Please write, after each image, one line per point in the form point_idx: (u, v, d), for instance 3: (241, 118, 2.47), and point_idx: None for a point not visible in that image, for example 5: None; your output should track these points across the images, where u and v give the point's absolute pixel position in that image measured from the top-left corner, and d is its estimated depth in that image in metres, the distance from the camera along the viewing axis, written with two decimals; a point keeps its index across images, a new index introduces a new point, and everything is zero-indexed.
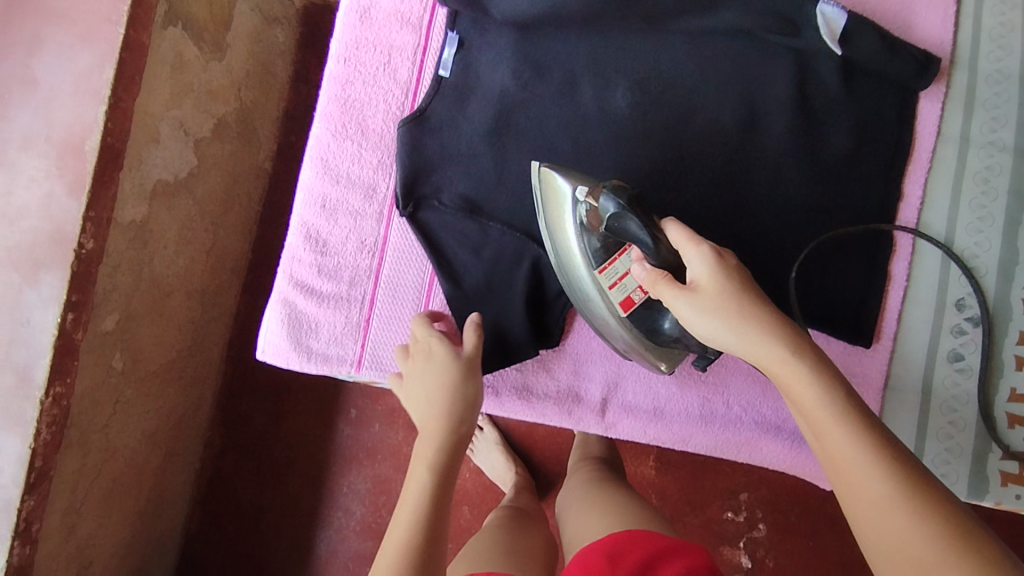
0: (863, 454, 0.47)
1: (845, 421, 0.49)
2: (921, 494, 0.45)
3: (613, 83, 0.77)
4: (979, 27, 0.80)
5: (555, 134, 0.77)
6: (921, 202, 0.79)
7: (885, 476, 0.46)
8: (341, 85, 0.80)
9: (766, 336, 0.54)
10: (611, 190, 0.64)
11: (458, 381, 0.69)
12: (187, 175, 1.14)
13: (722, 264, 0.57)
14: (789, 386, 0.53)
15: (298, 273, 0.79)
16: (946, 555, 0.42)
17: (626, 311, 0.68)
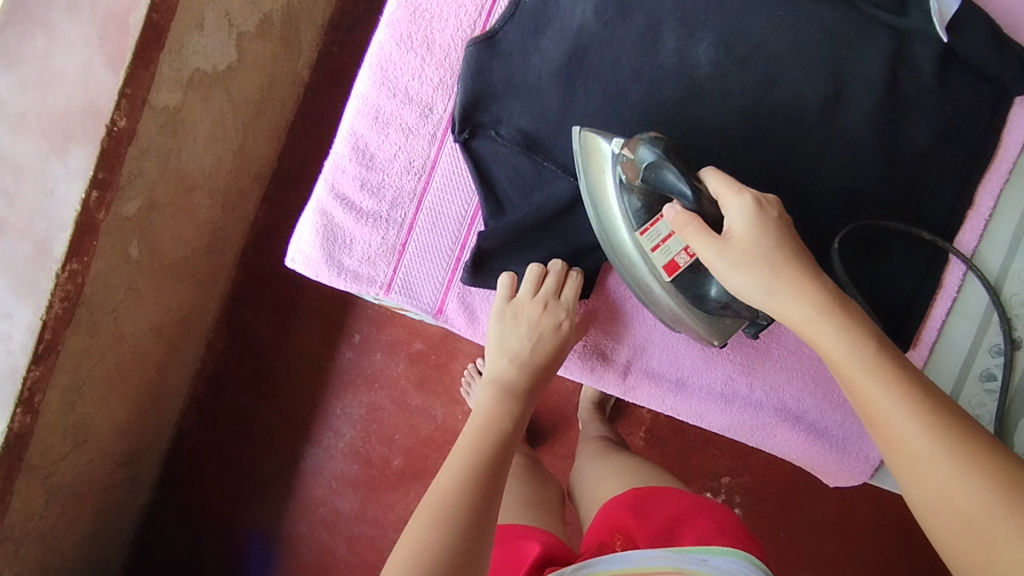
0: (900, 406, 0.49)
1: (879, 376, 0.50)
2: (960, 439, 0.47)
3: (698, 35, 0.72)
4: None
5: (627, 80, 0.72)
6: (989, 214, 0.74)
7: (925, 427, 0.47)
8: None
9: (801, 290, 0.54)
10: (649, 139, 0.62)
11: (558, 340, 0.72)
12: (225, 69, 1.09)
13: (760, 213, 0.57)
14: (819, 344, 0.53)
15: (340, 185, 0.76)
16: (992, 499, 0.44)
17: (670, 275, 0.65)
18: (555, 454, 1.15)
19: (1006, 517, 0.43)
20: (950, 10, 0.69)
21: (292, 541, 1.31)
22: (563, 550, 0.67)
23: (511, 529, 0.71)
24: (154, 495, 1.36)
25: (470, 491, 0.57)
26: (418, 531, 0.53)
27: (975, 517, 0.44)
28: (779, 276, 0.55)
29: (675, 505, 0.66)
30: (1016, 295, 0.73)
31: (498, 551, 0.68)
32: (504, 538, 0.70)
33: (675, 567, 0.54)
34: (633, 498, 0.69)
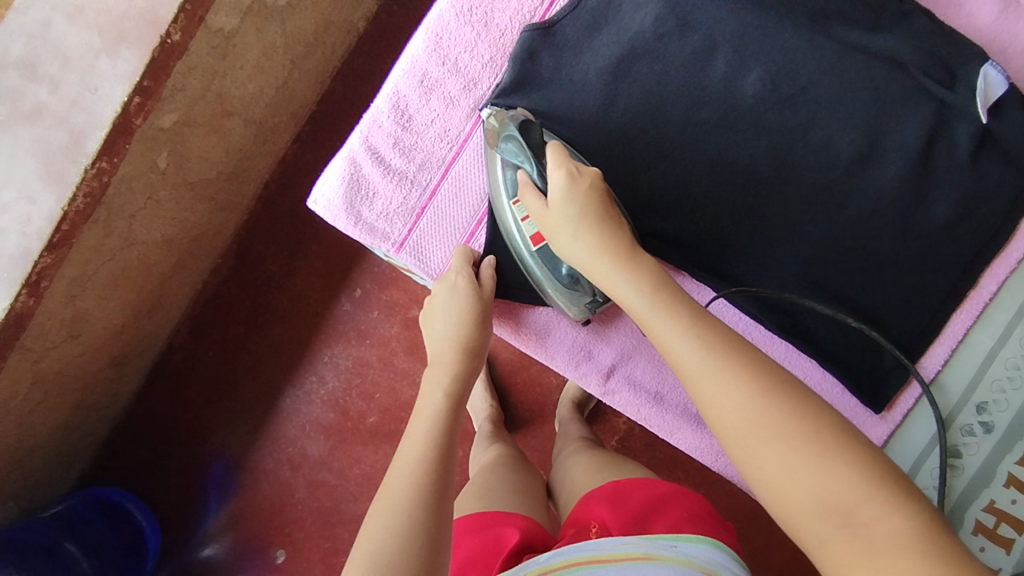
0: (679, 334, 0.52)
1: (658, 309, 0.55)
2: (734, 350, 0.51)
3: (748, 66, 0.73)
4: None
5: (670, 95, 0.74)
6: (989, 298, 0.75)
7: (702, 346, 0.51)
8: None
9: (608, 243, 0.60)
10: (511, 115, 0.69)
11: (476, 316, 0.70)
12: (285, 4, 1.11)
13: (574, 181, 0.62)
14: (617, 291, 0.58)
15: (373, 139, 0.77)
16: (753, 404, 0.48)
17: (535, 244, 0.71)
18: (525, 444, 1.17)
19: (764, 421, 0.47)
20: (996, 92, 0.70)
21: (257, 473, 1.34)
22: (540, 536, 0.68)
23: (487, 515, 0.72)
24: (135, 400, 1.39)
25: (422, 512, 0.51)
26: (375, 541, 0.49)
27: (744, 424, 0.48)
28: (586, 233, 0.61)
29: (648, 492, 0.67)
30: (995, 380, 0.75)
31: (475, 539, 0.68)
32: (481, 525, 0.70)
33: (646, 551, 0.55)
34: (610, 492, 0.69)
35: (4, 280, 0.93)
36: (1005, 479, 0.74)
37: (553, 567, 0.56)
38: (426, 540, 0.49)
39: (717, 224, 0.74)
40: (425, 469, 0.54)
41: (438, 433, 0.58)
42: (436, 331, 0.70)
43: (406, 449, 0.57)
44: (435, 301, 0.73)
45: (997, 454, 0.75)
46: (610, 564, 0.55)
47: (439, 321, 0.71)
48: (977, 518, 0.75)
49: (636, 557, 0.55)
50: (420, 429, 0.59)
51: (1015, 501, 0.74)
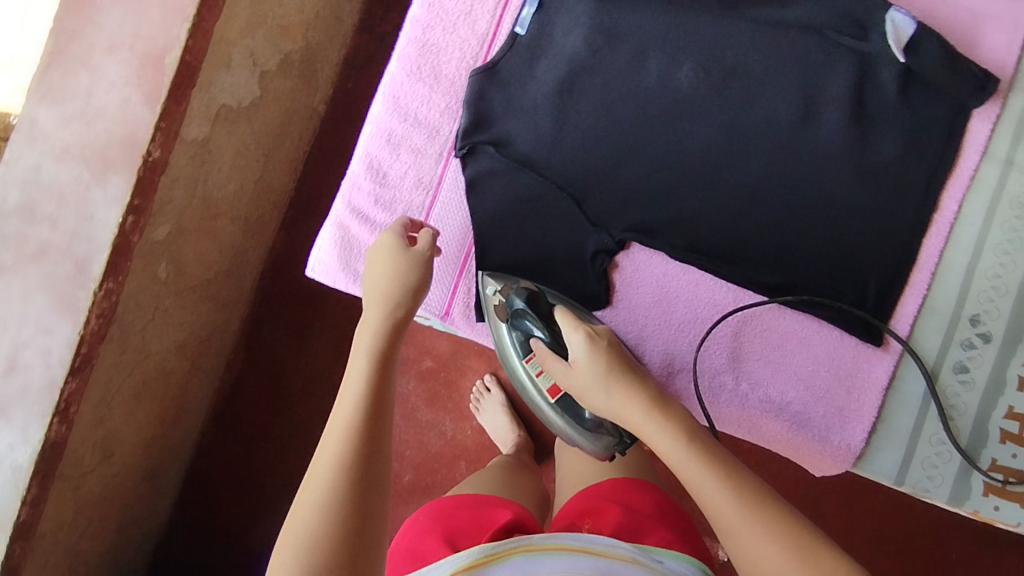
0: (712, 487, 0.59)
1: (692, 462, 0.61)
2: (762, 507, 0.57)
3: (679, 61, 0.79)
4: None
5: (615, 102, 0.80)
6: (954, 217, 0.79)
7: (737, 504, 0.57)
8: (422, 29, 0.82)
9: (638, 400, 0.66)
10: (517, 290, 0.76)
11: (401, 270, 0.71)
12: (249, 104, 1.20)
13: (592, 341, 0.70)
14: (652, 443, 0.65)
15: (356, 201, 0.82)
16: (785, 558, 0.54)
17: (554, 395, 0.81)
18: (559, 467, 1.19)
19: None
20: (907, 32, 0.76)
21: None
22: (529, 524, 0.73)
23: (486, 500, 0.77)
24: (175, 510, 1.41)
25: (343, 489, 0.57)
26: (298, 513, 0.56)
27: None
28: (616, 392, 0.68)
29: (642, 501, 0.72)
30: (980, 293, 0.79)
31: (471, 511, 0.73)
32: (477, 503, 0.75)
33: (634, 557, 0.58)
34: (609, 492, 0.74)
35: (35, 412, 0.96)
36: (1016, 382, 0.78)
37: (544, 547, 0.57)
38: (350, 512, 0.56)
39: (686, 208, 0.79)
40: (345, 446, 0.59)
41: (361, 404, 0.61)
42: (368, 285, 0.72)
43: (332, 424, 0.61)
44: (379, 255, 0.74)
45: (1003, 360, 0.78)
46: (602, 558, 0.56)
47: (382, 274, 0.72)
48: (1001, 427, 0.78)
49: (624, 560, 0.57)
50: (346, 403, 0.62)
51: None
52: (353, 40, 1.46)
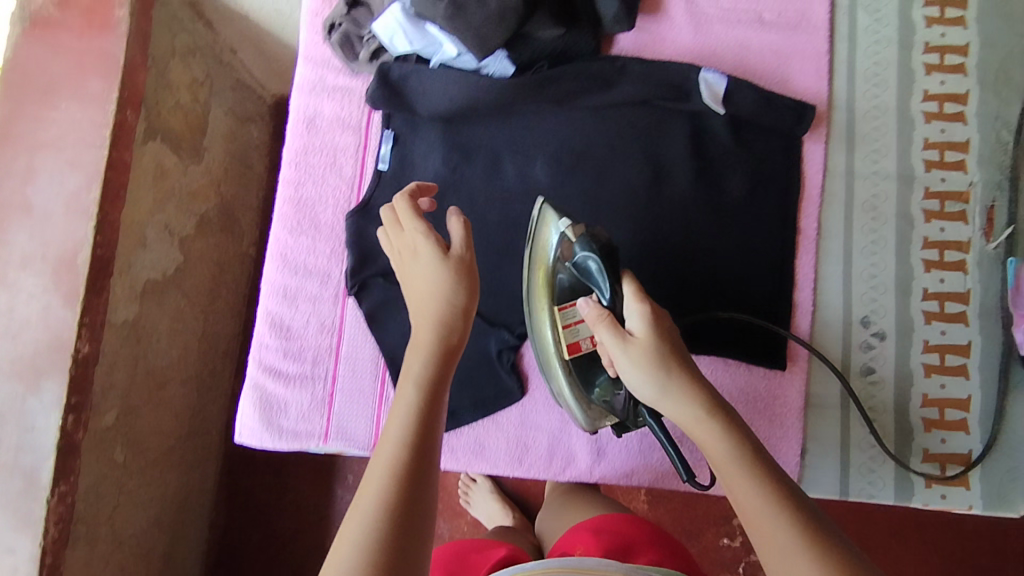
0: (773, 514, 0.49)
1: (750, 476, 0.51)
2: (832, 549, 0.47)
3: (531, 159, 0.86)
4: (854, 70, 0.87)
5: (484, 210, 0.86)
6: (817, 233, 0.85)
7: (800, 541, 0.47)
8: (293, 187, 0.87)
9: (698, 398, 0.55)
10: (589, 238, 0.66)
11: (443, 282, 0.63)
12: (174, 272, 1.27)
13: (654, 320, 0.59)
14: (706, 444, 0.54)
15: (266, 359, 0.84)
16: None
17: (570, 353, 0.72)
18: None
19: None
20: (720, 88, 0.83)
21: None
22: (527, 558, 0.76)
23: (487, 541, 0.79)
24: None
25: (384, 536, 0.50)
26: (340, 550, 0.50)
27: None
28: (673, 380, 0.56)
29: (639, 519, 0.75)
30: (862, 296, 0.84)
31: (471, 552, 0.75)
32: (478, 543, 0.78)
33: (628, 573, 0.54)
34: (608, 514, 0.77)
35: None
36: (922, 370, 0.82)
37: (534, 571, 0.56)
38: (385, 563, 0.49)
39: None
40: (393, 479, 0.52)
41: (410, 439, 0.55)
42: (415, 279, 0.66)
43: (378, 454, 0.55)
44: (405, 243, 0.67)
45: (904, 352, 0.83)
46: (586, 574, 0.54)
47: (423, 289, 0.65)
48: (922, 416, 0.81)
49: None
50: (393, 433, 0.56)
51: (944, 385, 0.82)
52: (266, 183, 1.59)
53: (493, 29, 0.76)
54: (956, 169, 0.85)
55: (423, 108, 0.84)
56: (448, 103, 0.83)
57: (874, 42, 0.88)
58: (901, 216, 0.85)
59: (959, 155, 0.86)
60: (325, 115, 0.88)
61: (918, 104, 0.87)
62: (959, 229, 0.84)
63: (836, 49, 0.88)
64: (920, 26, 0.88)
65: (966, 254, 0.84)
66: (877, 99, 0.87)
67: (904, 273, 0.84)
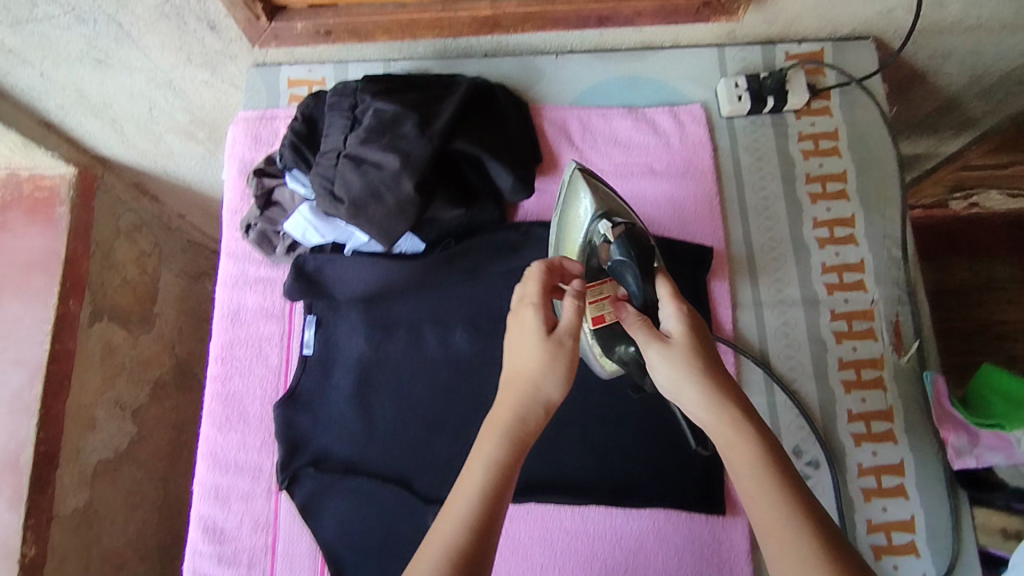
0: (795, 530, 0.50)
1: (778, 498, 0.51)
2: (849, 570, 0.48)
3: (451, 328, 0.88)
4: (745, 206, 0.93)
5: (410, 383, 0.87)
6: (736, 368, 0.87)
7: (817, 559, 0.48)
8: (221, 382, 0.88)
9: (728, 405, 0.56)
10: (625, 242, 0.70)
11: (543, 362, 0.59)
12: (126, 445, 1.41)
13: (693, 331, 0.61)
14: (733, 448, 0.55)
15: (201, 566, 0.84)
16: None
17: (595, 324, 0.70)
18: None
19: None
20: None
21: None
22: None
23: None
24: None
25: None
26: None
27: None
28: (705, 383, 0.57)
29: None
30: (790, 424, 0.86)
31: None
32: None
33: None
34: None
35: None
36: (862, 495, 0.83)
37: None
38: None
39: None
40: (451, 556, 0.50)
41: (476, 518, 0.52)
42: (517, 338, 0.61)
43: (443, 521, 0.53)
44: (518, 316, 0.63)
45: (840, 478, 0.84)
46: None
47: (518, 360, 0.60)
48: (872, 543, 0.82)
49: None
50: (458, 506, 0.53)
51: (885, 508, 0.82)
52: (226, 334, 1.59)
53: (394, 221, 0.80)
54: (857, 289, 0.89)
55: (340, 293, 0.87)
56: (364, 286, 0.86)
57: (759, 179, 0.94)
58: (815, 340, 0.88)
59: (857, 275, 0.89)
60: (248, 306, 0.90)
61: (810, 231, 0.91)
62: (871, 346, 0.87)
63: (726, 190, 0.94)
64: (800, 159, 0.94)
65: (881, 371, 0.86)
66: (772, 230, 0.92)
67: (826, 396, 0.86)
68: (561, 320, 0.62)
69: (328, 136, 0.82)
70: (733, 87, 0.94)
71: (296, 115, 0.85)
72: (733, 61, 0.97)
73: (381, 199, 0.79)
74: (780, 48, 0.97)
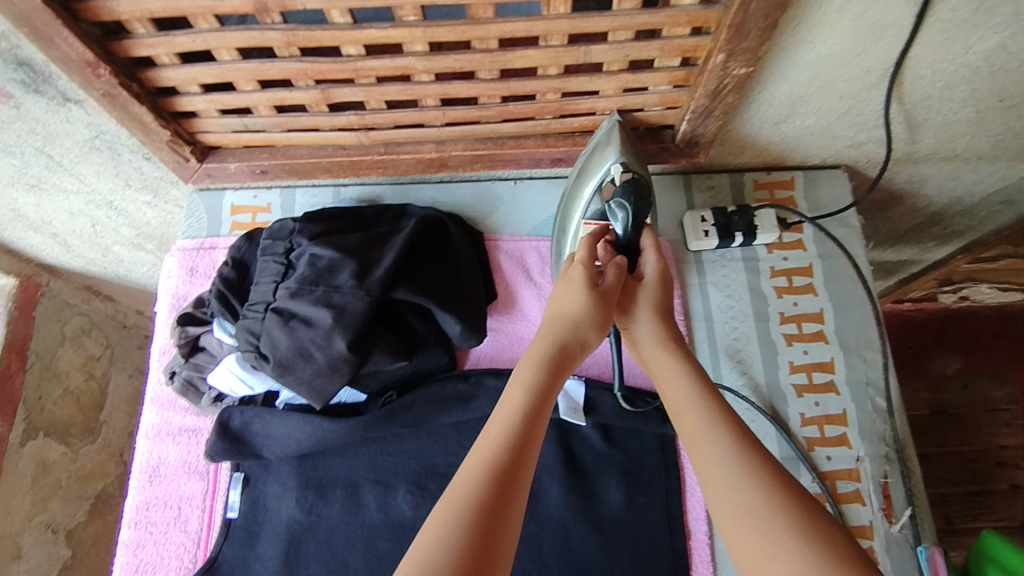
0: (712, 426, 0.52)
1: (696, 394, 0.55)
2: (758, 453, 0.50)
3: (393, 488, 0.79)
4: (716, 348, 0.86)
5: (344, 552, 0.77)
6: (709, 535, 0.78)
7: (732, 446, 0.51)
8: (132, 551, 0.78)
9: (661, 332, 0.62)
10: (628, 191, 0.66)
11: (586, 310, 0.59)
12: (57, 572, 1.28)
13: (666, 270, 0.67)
14: (658, 370, 0.59)
15: None
16: (760, 493, 0.47)
17: None
18: None
19: (781, 519, 0.45)
20: (578, 395, 0.81)
21: None
22: None
23: None
24: None
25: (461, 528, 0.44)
26: (438, 530, 0.44)
27: (762, 518, 0.46)
28: (646, 313, 0.63)
29: None
30: None
31: None
32: None
33: None
34: None
35: None
36: None
37: None
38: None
39: None
40: (492, 475, 0.47)
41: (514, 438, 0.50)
42: (561, 288, 0.62)
43: (479, 445, 0.50)
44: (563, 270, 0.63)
45: None
46: None
47: (560, 303, 0.60)
48: None
49: None
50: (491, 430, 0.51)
51: None
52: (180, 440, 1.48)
53: (325, 380, 0.73)
54: (839, 445, 0.80)
55: (268, 450, 0.78)
56: (294, 444, 0.78)
57: (730, 316, 0.88)
58: None
59: (839, 429, 0.81)
60: (169, 461, 0.81)
61: (785, 376, 0.84)
62: (858, 511, 0.78)
63: (694, 329, 0.88)
64: (772, 297, 0.88)
65: (872, 542, 0.77)
66: (746, 375, 0.85)
67: None
68: (607, 280, 0.62)
69: (256, 285, 0.76)
70: (699, 221, 0.89)
71: (225, 259, 0.80)
72: (700, 190, 0.94)
73: (310, 357, 0.72)
74: (748, 176, 0.95)
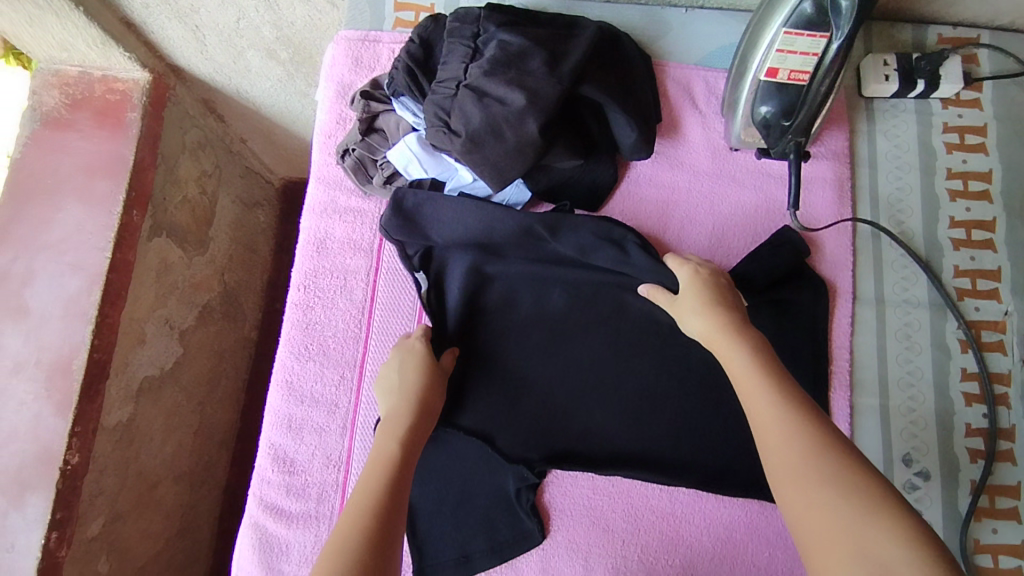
0: (736, 347, 0.63)
1: (718, 322, 0.66)
2: (770, 363, 0.61)
3: (549, 285, 0.82)
4: (876, 196, 0.86)
5: (504, 337, 0.82)
6: (850, 363, 0.81)
7: (750, 356, 0.62)
8: (301, 311, 0.84)
9: (727, 326, 0.66)
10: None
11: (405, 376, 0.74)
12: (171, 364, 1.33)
13: (701, 276, 0.72)
14: (727, 356, 0.63)
15: (267, 496, 0.80)
16: (773, 397, 0.57)
17: (769, 76, 0.74)
18: None
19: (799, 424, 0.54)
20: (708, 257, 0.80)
21: None
22: None
23: None
24: None
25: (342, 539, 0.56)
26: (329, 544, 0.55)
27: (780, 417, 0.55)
28: (704, 313, 0.68)
29: None
30: (902, 432, 0.79)
31: None
32: None
33: None
34: None
35: None
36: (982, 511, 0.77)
37: None
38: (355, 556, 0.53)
39: (598, 424, 0.79)
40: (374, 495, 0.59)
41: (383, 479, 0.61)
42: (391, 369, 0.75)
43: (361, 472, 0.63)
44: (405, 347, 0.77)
45: (950, 495, 0.78)
46: None
47: (390, 377, 0.74)
48: (977, 564, 0.76)
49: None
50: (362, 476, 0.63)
51: (996, 530, 0.77)
52: (273, 264, 1.65)
53: (509, 162, 0.74)
54: (990, 298, 0.82)
55: (437, 236, 0.82)
56: (461, 231, 0.81)
57: (896, 167, 0.86)
58: (937, 346, 0.81)
59: (992, 283, 0.82)
60: (336, 236, 0.86)
61: (944, 230, 0.84)
62: (999, 360, 0.80)
63: (857, 175, 0.87)
64: (942, 151, 0.86)
65: (1008, 388, 0.80)
66: (904, 224, 0.85)
67: (943, 407, 0.79)
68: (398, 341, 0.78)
69: (445, 64, 0.76)
70: (881, 64, 0.86)
71: (411, 37, 0.80)
72: (880, 38, 0.89)
73: (500, 135, 0.73)
74: (933, 29, 0.90)
